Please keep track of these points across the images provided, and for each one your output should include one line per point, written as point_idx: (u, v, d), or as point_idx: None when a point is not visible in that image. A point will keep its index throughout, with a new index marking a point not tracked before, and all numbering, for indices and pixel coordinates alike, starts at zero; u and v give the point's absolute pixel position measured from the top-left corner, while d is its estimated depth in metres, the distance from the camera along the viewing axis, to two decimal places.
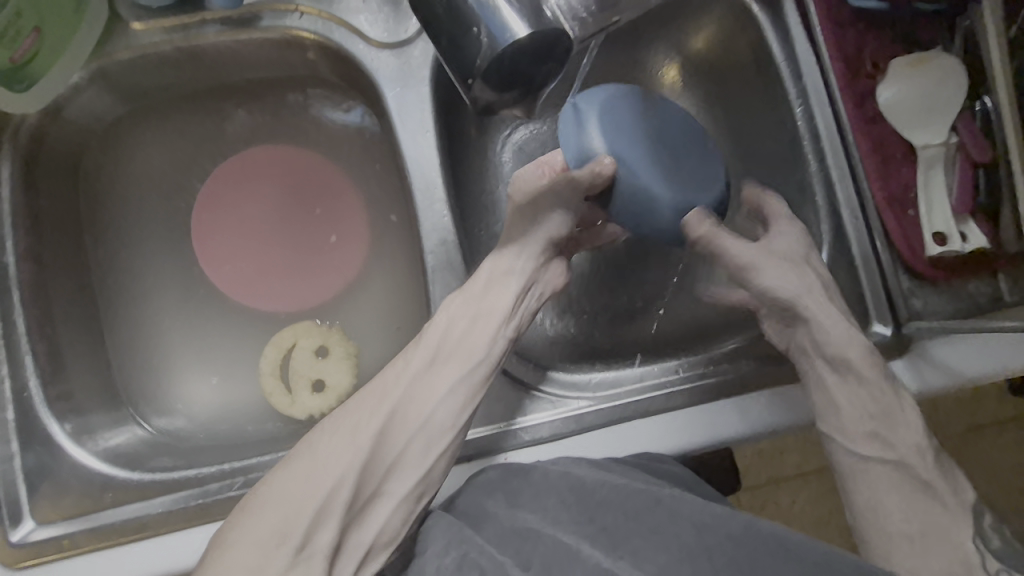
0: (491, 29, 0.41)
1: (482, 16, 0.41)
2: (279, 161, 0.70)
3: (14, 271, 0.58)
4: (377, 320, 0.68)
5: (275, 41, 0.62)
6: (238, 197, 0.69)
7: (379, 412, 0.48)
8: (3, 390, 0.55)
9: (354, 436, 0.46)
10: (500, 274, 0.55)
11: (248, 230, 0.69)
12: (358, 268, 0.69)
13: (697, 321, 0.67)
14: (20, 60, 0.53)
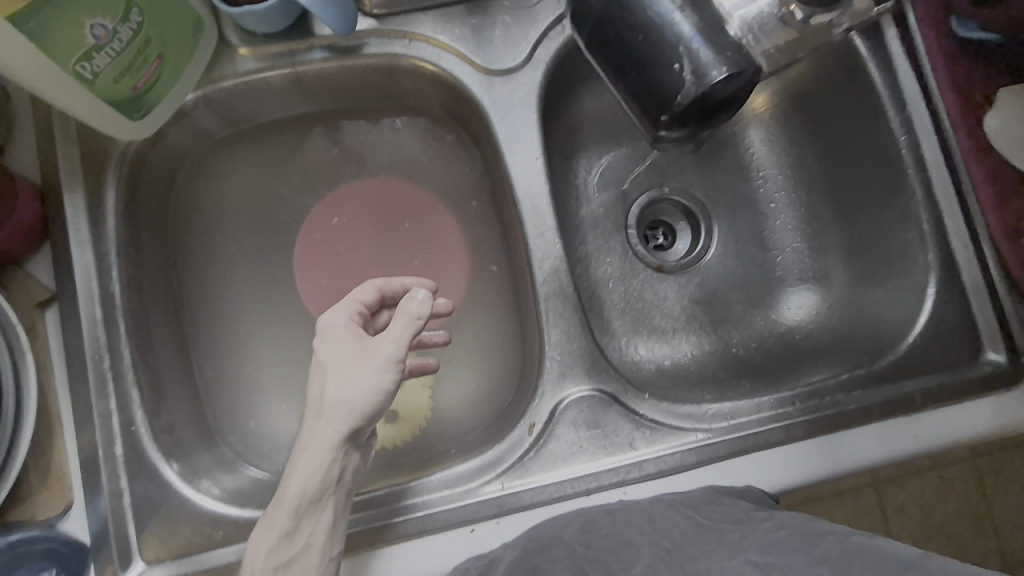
0: (696, 64, 0.45)
1: (685, 49, 0.45)
2: (372, 192, 0.69)
3: (118, 300, 0.56)
4: (474, 347, 0.67)
5: (379, 67, 0.62)
6: (333, 225, 0.68)
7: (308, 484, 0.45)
8: (111, 424, 0.53)
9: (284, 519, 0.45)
10: (313, 444, 0.46)
11: (342, 258, 0.68)
12: (453, 298, 0.67)
13: (792, 352, 0.72)
14: (143, 88, 0.52)
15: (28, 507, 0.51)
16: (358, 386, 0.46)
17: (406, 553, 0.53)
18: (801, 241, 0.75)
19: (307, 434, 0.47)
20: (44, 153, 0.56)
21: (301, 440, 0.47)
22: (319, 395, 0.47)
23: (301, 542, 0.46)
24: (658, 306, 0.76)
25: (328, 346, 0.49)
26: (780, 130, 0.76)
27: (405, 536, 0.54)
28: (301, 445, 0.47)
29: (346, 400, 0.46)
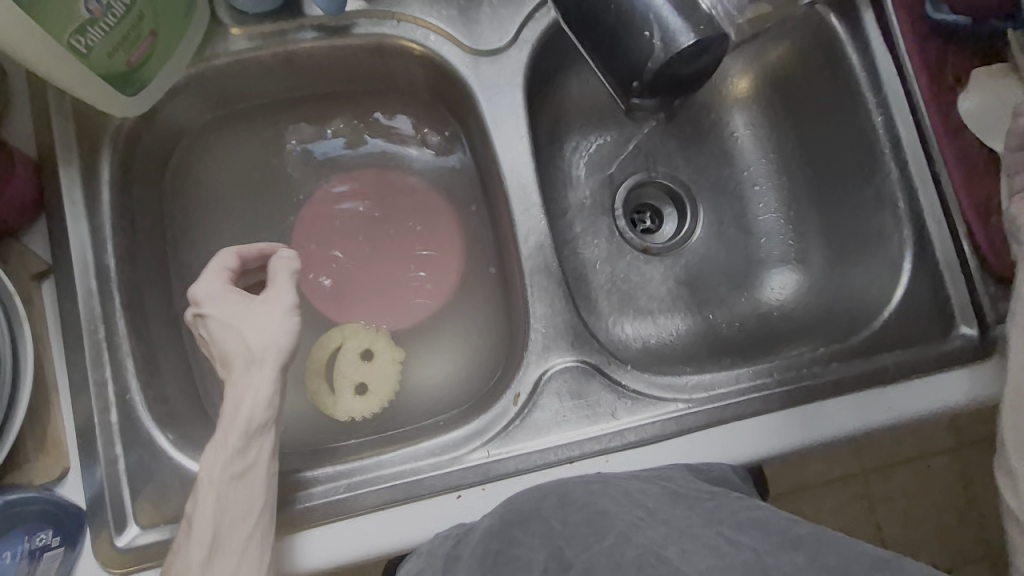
0: (664, 33, 0.47)
1: (653, 19, 0.47)
2: (369, 182, 0.71)
3: (112, 273, 0.57)
4: (462, 323, 0.68)
5: (368, 48, 0.63)
6: (331, 212, 0.70)
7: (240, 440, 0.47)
8: (106, 392, 0.55)
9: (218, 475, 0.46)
10: (248, 395, 0.48)
11: (337, 243, 0.69)
12: (444, 278, 0.69)
13: (774, 329, 0.73)
14: (136, 63, 0.53)
15: (25, 472, 0.52)
16: (276, 333, 0.50)
17: (317, 539, 0.53)
18: (783, 224, 0.77)
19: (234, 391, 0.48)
20: (40, 129, 0.57)
21: (234, 385, 0.49)
22: (240, 351, 0.49)
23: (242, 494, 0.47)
24: (644, 288, 0.77)
25: (224, 306, 0.51)
26: (763, 114, 0.78)
27: (311, 524, 0.54)
28: (238, 387, 0.49)
29: (270, 346, 0.49)
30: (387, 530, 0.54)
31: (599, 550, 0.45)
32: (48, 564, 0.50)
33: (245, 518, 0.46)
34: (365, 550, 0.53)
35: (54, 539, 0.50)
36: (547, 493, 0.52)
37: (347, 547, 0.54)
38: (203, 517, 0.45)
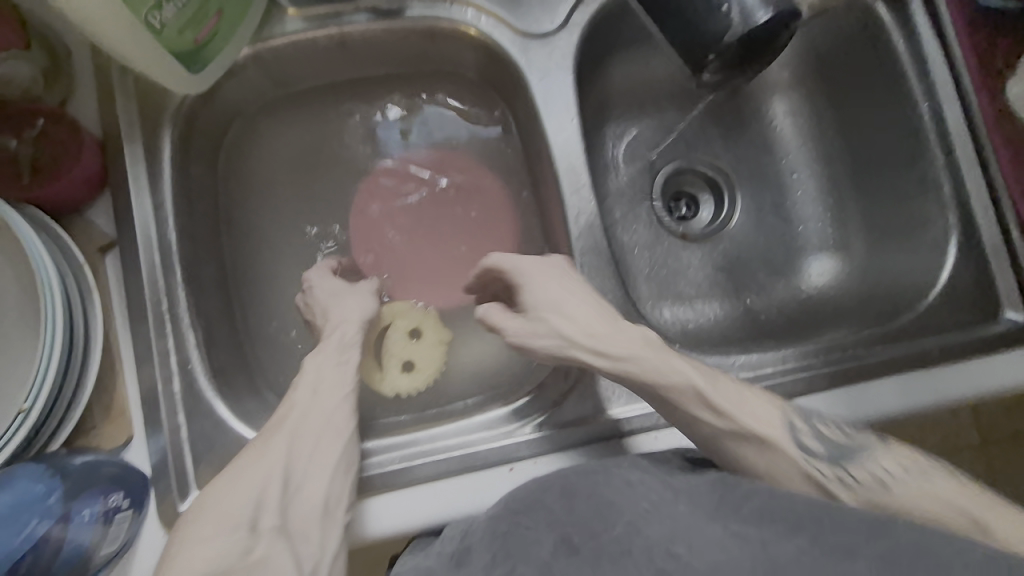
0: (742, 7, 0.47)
1: None
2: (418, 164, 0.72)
3: (174, 248, 0.58)
4: None
5: (420, 31, 0.64)
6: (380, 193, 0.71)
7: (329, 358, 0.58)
8: (169, 363, 0.56)
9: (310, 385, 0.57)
10: (340, 320, 0.60)
11: (391, 223, 0.71)
12: (496, 256, 0.70)
13: (814, 314, 0.74)
14: (203, 41, 0.55)
15: (93, 438, 0.54)
16: (357, 310, 0.61)
17: (381, 505, 0.54)
18: (822, 210, 0.77)
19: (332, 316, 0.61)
20: (104, 106, 0.59)
21: (336, 310, 0.61)
22: (329, 321, 0.61)
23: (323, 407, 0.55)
24: (683, 273, 0.78)
25: (327, 282, 0.63)
26: (803, 101, 0.78)
27: (374, 491, 0.55)
28: (338, 311, 0.61)
29: (353, 316, 0.61)
30: (455, 496, 0.54)
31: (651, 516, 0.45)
32: (119, 525, 0.50)
33: (339, 387, 0.57)
34: (431, 513, 0.54)
35: (123, 501, 0.50)
36: (601, 465, 0.52)
37: (394, 519, 0.54)
38: (300, 405, 0.55)
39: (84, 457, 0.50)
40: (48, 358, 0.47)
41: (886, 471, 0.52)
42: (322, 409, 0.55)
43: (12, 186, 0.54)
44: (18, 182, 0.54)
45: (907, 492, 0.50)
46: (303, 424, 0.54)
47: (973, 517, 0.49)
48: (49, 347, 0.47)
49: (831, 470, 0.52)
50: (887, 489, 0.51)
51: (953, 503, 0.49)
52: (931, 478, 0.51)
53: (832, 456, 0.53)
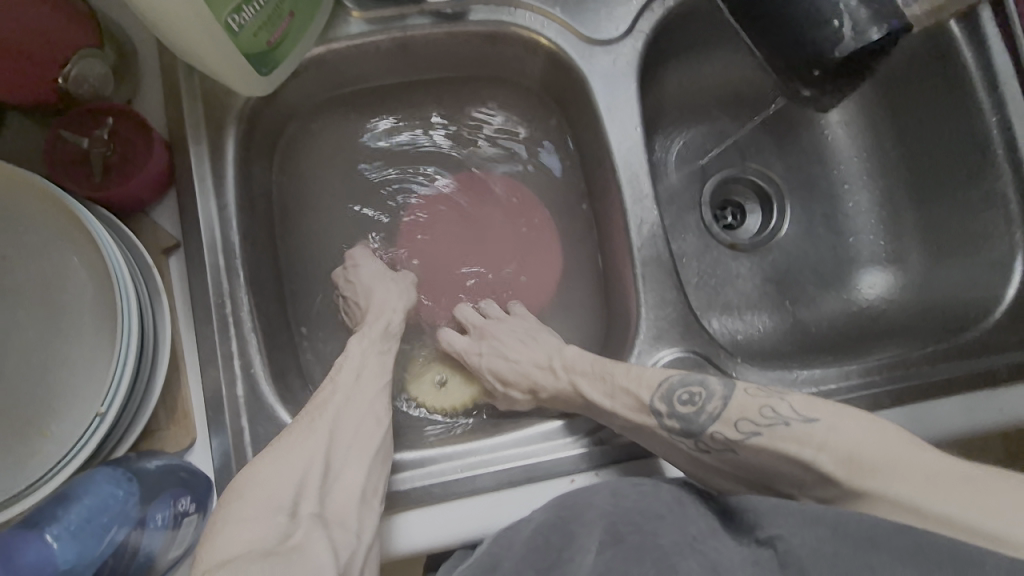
0: (857, 25, 0.48)
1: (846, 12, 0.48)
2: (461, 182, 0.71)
3: (237, 250, 0.58)
4: (559, 316, 0.69)
5: (482, 35, 0.63)
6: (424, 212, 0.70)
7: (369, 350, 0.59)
8: (233, 365, 0.56)
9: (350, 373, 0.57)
10: (378, 307, 0.62)
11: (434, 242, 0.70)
12: (545, 273, 0.69)
13: (868, 327, 0.73)
14: (275, 43, 0.54)
15: (158, 439, 0.54)
16: (395, 296, 0.63)
17: (415, 522, 0.54)
18: (875, 223, 0.77)
19: (373, 303, 0.62)
20: (169, 106, 0.58)
21: (375, 299, 0.63)
22: (373, 302, 0.62)
23: (363, 393, 0.56)
24: (733, 283, 0.77)
25: (375, 269, 0.65)
26: (860, 112, 0.77)
27: (404, 508, 0.54)
28: (378, 300, 0.62)
29: (393, 300, 0.63)
30: (497, 511, 0.54)
31: (730, 533, 0.45)
32: (187, 528, 0.50)
33: (379, 377, 0.58)
34: (465, 530, 0.53)
35: (191, 505, 0.50)
36: (667, 480, 0.51)
37: (457, 529, 0.54)
38: (339, 390, 0.56)
39: (155, 460, 0.50)
40: (123, 362, 0.47)
41: (733, 430, 0.50)
42: (364, 394, 0.56)
43: (83, 185, 0.54)
44: (89, 182, 0.54)
45: (756, 449, 0.48)
46: (342, 412, 0.54)
47: (807, 461, 0.45)
48: (124, 350, 0.47)
49: (705, 445, 0.51)
50: (737, 451, 0.49)
51: (792, 456, 0.46)
52: (789, 425, 0.47)
53: (686, 429, 0.52)
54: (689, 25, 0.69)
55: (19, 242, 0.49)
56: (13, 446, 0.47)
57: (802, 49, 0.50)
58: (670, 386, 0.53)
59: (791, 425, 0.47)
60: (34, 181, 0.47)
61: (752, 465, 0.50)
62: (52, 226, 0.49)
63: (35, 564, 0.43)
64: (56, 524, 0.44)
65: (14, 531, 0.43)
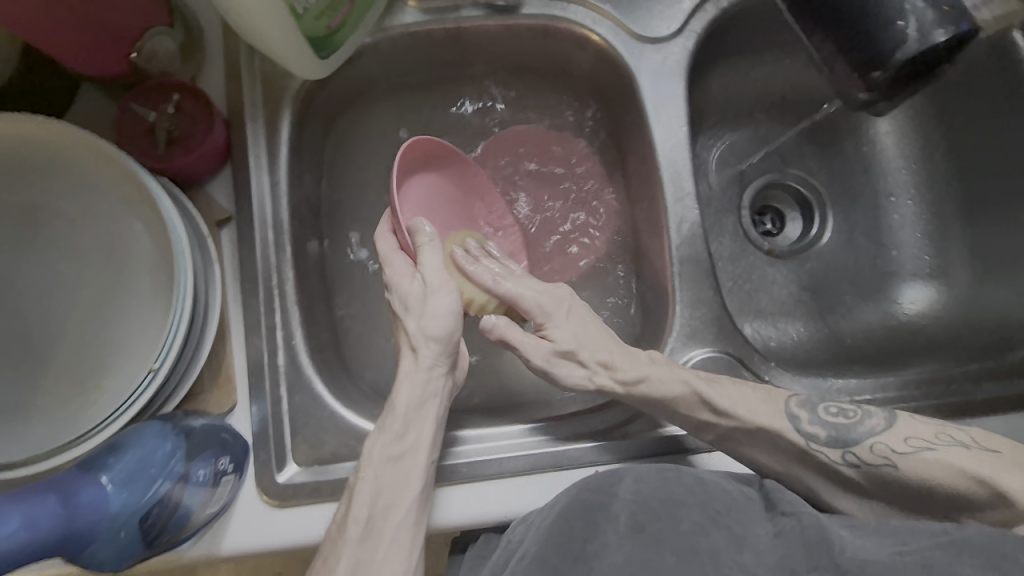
0: (920, 25, 0.48)
1: (910, 11, 0.48)
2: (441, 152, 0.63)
3: (286, 226, 0.60)
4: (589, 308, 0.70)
5: (533, 28, 0.64)
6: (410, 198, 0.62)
7: (393, 458, 0.52)
8: (275, 336, 0.58)
9: (369, 490, 0.51)
10: (405, 393, 0.54)
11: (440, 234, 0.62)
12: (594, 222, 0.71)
13: (907, 342, 0.71)
14: (334, 28, 0.56)
15: (202, 402, 0.56)
16: (438, 316, 0.55)
17: (444, 497, 0.55)
18: (920, 236, 0.75)
19: (401, 393, 0.54)
20: (230, 84, 0.61)
21: (401, 378, 0.55)
22: (416, 333, 0.55)
23: (384, 512, 0.51)
24: (769, 291, 0.75)
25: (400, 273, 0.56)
26: (912, 123, 0.76)
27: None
28: (405, 383, 0.54)
29: (432, 331, 0.55)
30: (521, 495, 0.55)
31: None
32: (224, 487, 0.51)
33: (405, 488, 0.52)
34: (485, 513, 0.55)
35: (229, 465, 0.52)
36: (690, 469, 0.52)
37: (475, 510, 0.55)
38: (359, 509, 0.50)
39: (199, 419, 0.52)
40: (176, 325, 0.49)
41: (902, 444, 0.50)
42: (379, 540, 0.50)
43: (148, 156, 0.56)
44: (154, 152, 0.56)
45: (916, 462, 0.49)
46: (363, 540, 0.50)
47: (973, 477, 0.47)
48: (179, 313, 0.49)
49: (854, 458, 0.51)
50: (898, 465, 0.50)
51: (959, 471, 0.47)
52: (970, 449, 0.48)
53: (834, 437, 0.52)
54: (742, 27, 0.69)
55: (88, 207, 0.52)
56: (72, 399, 0.50)
57: (863, 50, 0.50)
58: (811, 399, 0.55)
59: (967, 447, 0.49)
60: (105, 149, 0.50)
61: (903, 485, 0.50)
62: (119, 192, 0.52)
63: (93, 503, 0.47)
64: (110, 468, 0.48)
65: (75, 474, 0.47)
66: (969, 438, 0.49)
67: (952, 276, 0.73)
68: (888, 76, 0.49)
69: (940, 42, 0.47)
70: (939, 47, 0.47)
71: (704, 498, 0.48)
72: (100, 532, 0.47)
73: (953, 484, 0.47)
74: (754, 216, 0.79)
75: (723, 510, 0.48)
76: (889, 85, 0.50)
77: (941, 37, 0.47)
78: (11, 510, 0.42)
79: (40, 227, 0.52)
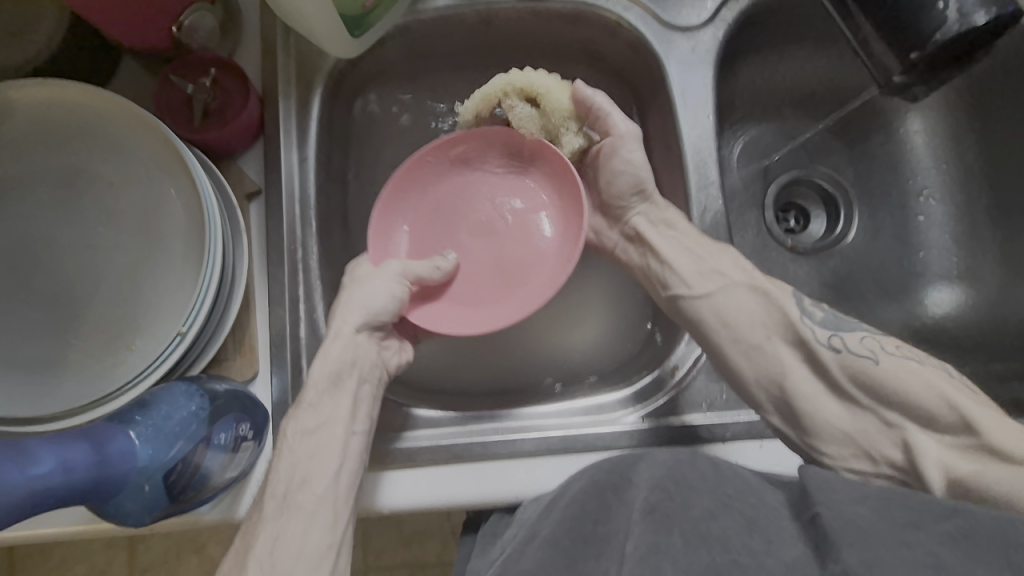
0: (962, 6, 0.48)
1: None
2: (455, 141, 0.63)
3: (312, 201, 0.61)
4: (600, 300, 0.70)
5: (563, 14, 0.65)
6: (400, 214, 0.63)
7: (316, 423, 0.51)
8: (298, 309, 0.59)
9: (306, 455, 0.50)
10: (330, 357, 0.53)
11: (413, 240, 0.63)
12: None
13: (932, 343, 0.69)
14: (369, 7, 0.57)
15: (226, 368, 0.57)
16: (375, 289, 0.55)
17: (448, 476, 0.56)
18: (948, 237, 0.74)
19: (325, 357, 0.53)
20: (265, 62, 0.62)
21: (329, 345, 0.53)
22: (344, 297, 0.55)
23: (306, 478, 0.49)
24: (791, 288, 0.74)
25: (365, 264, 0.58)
26: (944, 122, 0.74)
27: (424, 463, 0.56)
28: (330, 350, 0.53)
29: (362, 298, 0.54)
30: (531, 472, 0.56)
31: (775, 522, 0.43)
32: (244, 453, 0.53)
33: (330, 459, 0.50)
34: (495, 491, 0.55)
35: (249, 432, 0.53)
36: (706, 455, 0.50)
37: (478, 488, 0.55)
38: (283, 475, 0.49)
39: (223, 384, 0.53)
40: (205, 290, 0.51)
41: (889, 347, 0.51)
42: (301, 512, 0.48)
43: (184, 127, 0.58)
44: (189, 125, 0.58)
45: (895, 365, 0.49)
46: (292, 513, 0.48)
47: (948, 399, 0.47)
48: (207, 278, 0.51)
49: (840, 344, 0.51)
50: (882, 366, 0.49)
51: (938, 391, 0.47)
52: (949, 374, 0.49)
53: (830, 322, 0.53)
54: (773, 18, 0.68)
55: (125, 172, 0.54)
56: (103, 357, 0.51)
57: (901, 31, 0.51)
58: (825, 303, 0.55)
59: (950, 375, 0.49)
60: (145, 117, 0.52)
61: (879, 383, 0.49)
62: (156, 160, 0.53)
63: (123, 453, 0.48)
64: (138, 423, 0.49)
65: (106, 425, 0.49)
66: (957, 375, 0.50)
67: (982, 275, 0.71)
68: (925, 54, 0.49)
69: (981, 23, 0.48)
70: (980, 29, 0.48)
71: (717, 485, 0.46)
72: (128, 483, 0.48)
73: (929, 399, 0.47)
74: (778, 213, 0.78)
75: (735, 496, 0.45)
76: (925, 66, 0.51)
77: (982, 18, 0.48)
78: (45, 451, 0.44)
79: (79, 190, 0.54)
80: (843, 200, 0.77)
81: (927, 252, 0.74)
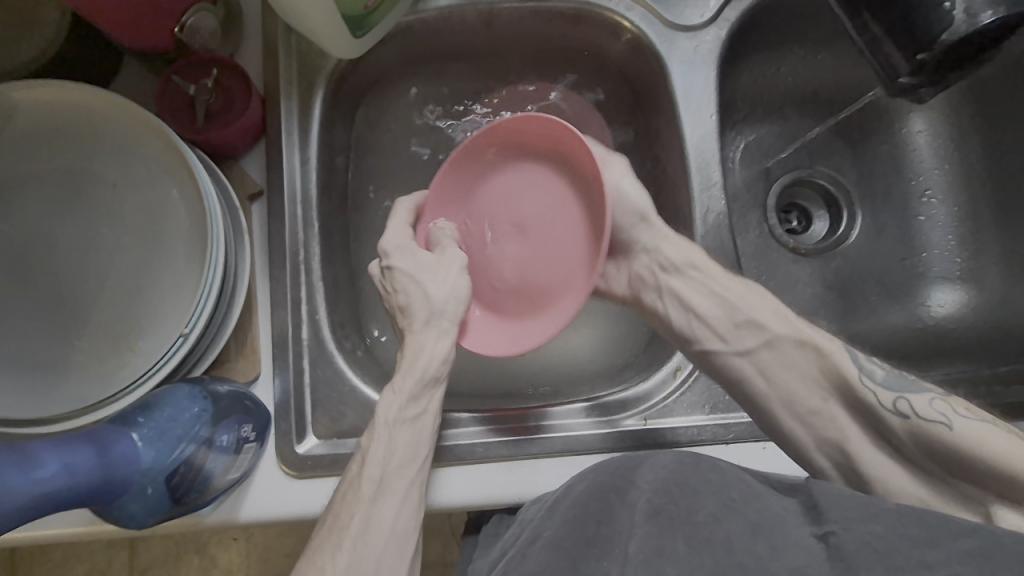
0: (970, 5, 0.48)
1: None
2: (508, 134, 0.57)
3: (314, 203, 0.61)
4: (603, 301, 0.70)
5: (564, 14, 0.65)
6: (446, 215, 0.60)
7: (415, 403, 0.52)
8: (300, 310, 0.59)
9: (391, 441, 0.51)
10: (423, 346, 0.53)
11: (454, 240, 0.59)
12: None
13: (935, 344, 0.69)
14: (371, 8, 0.57)
15: (228, 369, 0.57)
16: (449, 289, 0.54)
17: (450, 477, 0.56)
18: (952, 238, 0.73)
19: (418, 343, 0.53)
20: (267, 62, 0.62)
21: (415, 335, 0.53)
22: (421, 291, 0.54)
23: (383, 470, 0.49)
24: (793, 288, 0.74)
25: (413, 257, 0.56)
26: (947, 123, 0.74)
27: (426, 464, 0.56)
28: (419, 337, 0.53)
29: (452, 295, 0.54)
30: (533, 473, 0.56)
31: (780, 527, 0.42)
32: (245, 455, 0.53)
33: (418, 445, 0.51)
34: (497, 493, 0.55)
35: (252, 433, 0.53)
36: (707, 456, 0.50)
37: (481, 490, 0.55)
38: (376, 455, 0.50)
39: (226, 385, 0.53)
40: (207, 292, 0.50)
41: None
42: (391, 494, 0.49)
43: (185, 128, 0.58)
44: (191, 126, 0.58)
45: None
46: (377, 498, 0.48)
47: None
48: (210, 279, 0.51)
49: None
50: None
51: None
52: None
53: None
54: (776, 17, 0.68)
55: (127, 174, 0.54)
56: (105, 359, 0.51)
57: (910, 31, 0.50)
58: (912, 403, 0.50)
59: None
60: (147, 118, 0.52)
61: None
62: (158, 160, 0.53)
63: (126, 456, 0.48)
64: (141, 426, 0.49)
65: (109, 428, 0.49)
66: None
67: (984, 275, 0.71)
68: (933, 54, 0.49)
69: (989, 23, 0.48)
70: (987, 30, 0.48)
71: (720, 486, 0.46)
72: (132, 485, 0.48)
73: None
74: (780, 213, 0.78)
75: (740, 499, 0.45)
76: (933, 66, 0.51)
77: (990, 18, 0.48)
78: (48, 454, 0.44)
79: (81, 191, 0.54)
80: (846, 201, 0.77)
81: (930, 253, 0.74)
